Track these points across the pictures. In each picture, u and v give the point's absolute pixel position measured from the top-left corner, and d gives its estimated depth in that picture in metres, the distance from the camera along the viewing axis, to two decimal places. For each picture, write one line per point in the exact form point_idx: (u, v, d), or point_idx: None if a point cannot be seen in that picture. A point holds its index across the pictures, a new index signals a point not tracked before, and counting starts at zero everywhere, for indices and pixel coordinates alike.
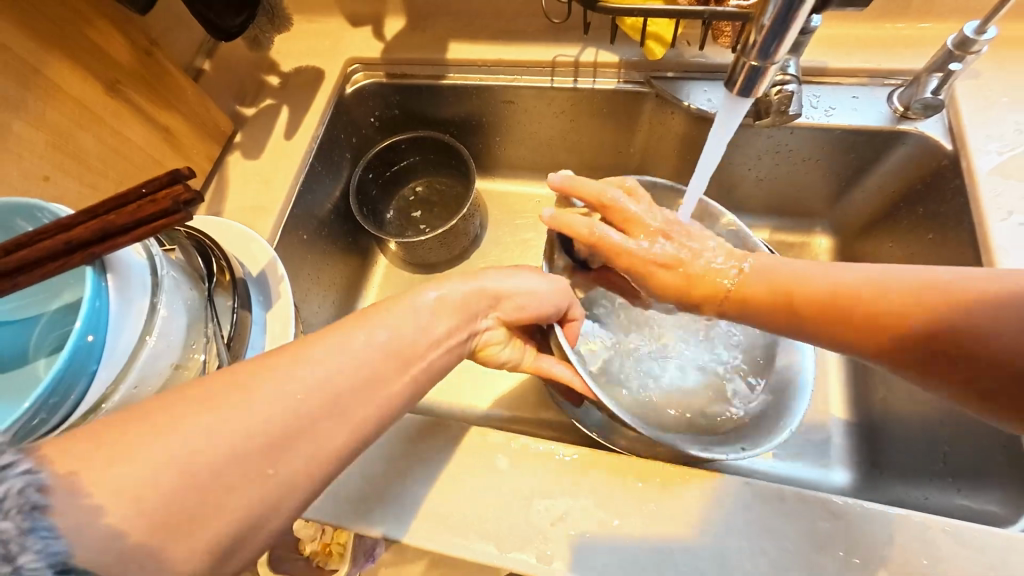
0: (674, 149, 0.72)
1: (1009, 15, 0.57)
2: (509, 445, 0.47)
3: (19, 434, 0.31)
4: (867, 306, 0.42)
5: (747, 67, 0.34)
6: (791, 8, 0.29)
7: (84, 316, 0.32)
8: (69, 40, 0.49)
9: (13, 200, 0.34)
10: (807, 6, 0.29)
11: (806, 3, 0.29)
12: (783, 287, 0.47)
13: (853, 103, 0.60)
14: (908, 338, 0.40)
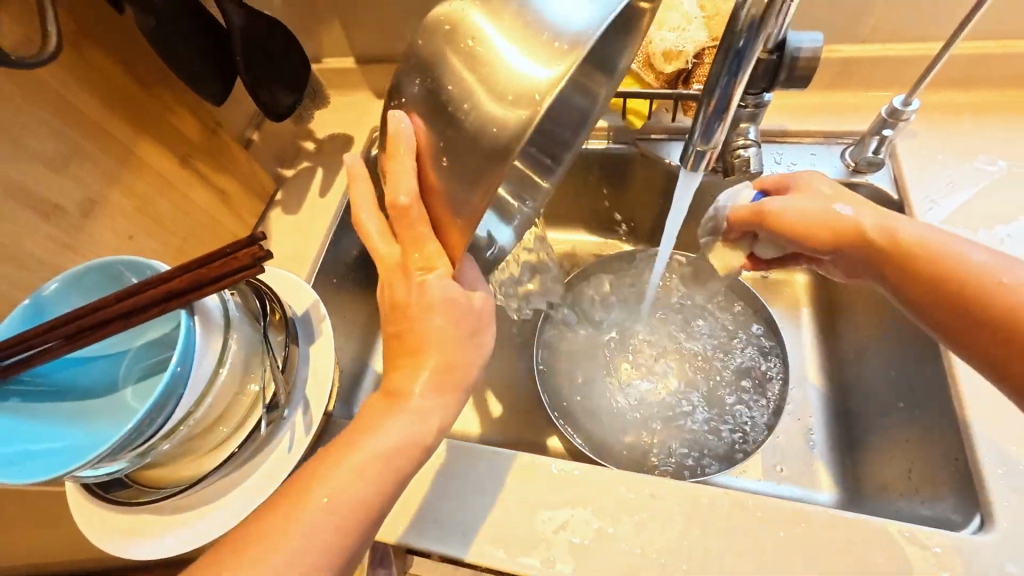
0: (659, 199, 0.82)
1: (937, 85, 0.66)
2: (517, 462, 0.53)
3: (121, 444, 0.39)
4: (975, 286, 0.44)
5: (695, 148, 0.43)
6: (727, 98, 0.39)
7: (179, 351, 0.41)
8: (158, 125, 0.59)
9: (129, 257, 0.44)
10: (737, 98, 0.40)
11: (736, 96, 0.39)
12: (926, 246, 0.47)
13: (812, 159, 0.69)
14: (999, 366, 0.43)
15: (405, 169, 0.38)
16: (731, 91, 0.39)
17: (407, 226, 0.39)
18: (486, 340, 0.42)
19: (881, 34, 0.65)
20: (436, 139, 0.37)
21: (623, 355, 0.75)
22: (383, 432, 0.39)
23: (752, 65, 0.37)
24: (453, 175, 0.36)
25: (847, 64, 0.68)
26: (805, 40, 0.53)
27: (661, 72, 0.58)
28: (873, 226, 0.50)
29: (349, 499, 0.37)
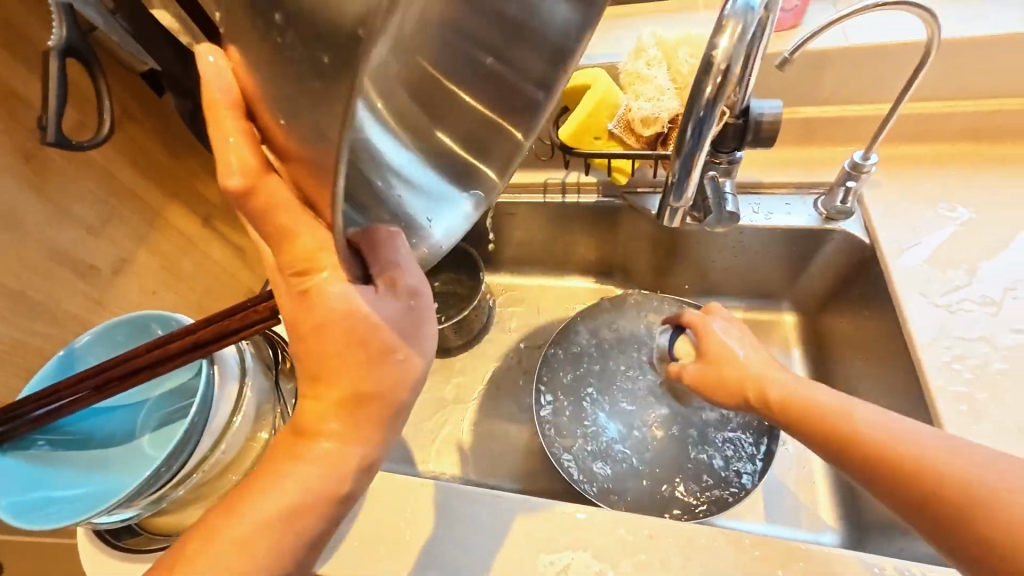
0: (648, 247, 0.87)
1: (897, 140, 0.72)
2: (519, 505, 0.54)
3: (137, 490, 0.41)
4: (851, 428, 0.41)
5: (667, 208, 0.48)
6: (689, 164, 0.44)
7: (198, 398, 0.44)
8: (185, 190, 0.65)
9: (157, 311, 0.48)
10: (699, 164, 0.44)
11: (698, 163, 0.44)
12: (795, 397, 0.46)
13: (787, 208, 0.75)
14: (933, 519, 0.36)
15: (243, 145, 0.29)
16: (694, 159, 0.44)
17: (281, 218, 0.30)
18: (414, 355, 0.37)
19: (838, 97, 0.73)
20: (266, 96, 0.24)
21: (621, 398, 0.77)
22: (284, 489, 0.36)
23: (712, 137, 0.42)
24: (295, 88, 0.22)
25: (810, 123, 0.74)
26: (766, 107, 0.59)
27: (641, 135, 0.64)
28: (758, 367, 0.50)
29: (291, 552, 0.36)
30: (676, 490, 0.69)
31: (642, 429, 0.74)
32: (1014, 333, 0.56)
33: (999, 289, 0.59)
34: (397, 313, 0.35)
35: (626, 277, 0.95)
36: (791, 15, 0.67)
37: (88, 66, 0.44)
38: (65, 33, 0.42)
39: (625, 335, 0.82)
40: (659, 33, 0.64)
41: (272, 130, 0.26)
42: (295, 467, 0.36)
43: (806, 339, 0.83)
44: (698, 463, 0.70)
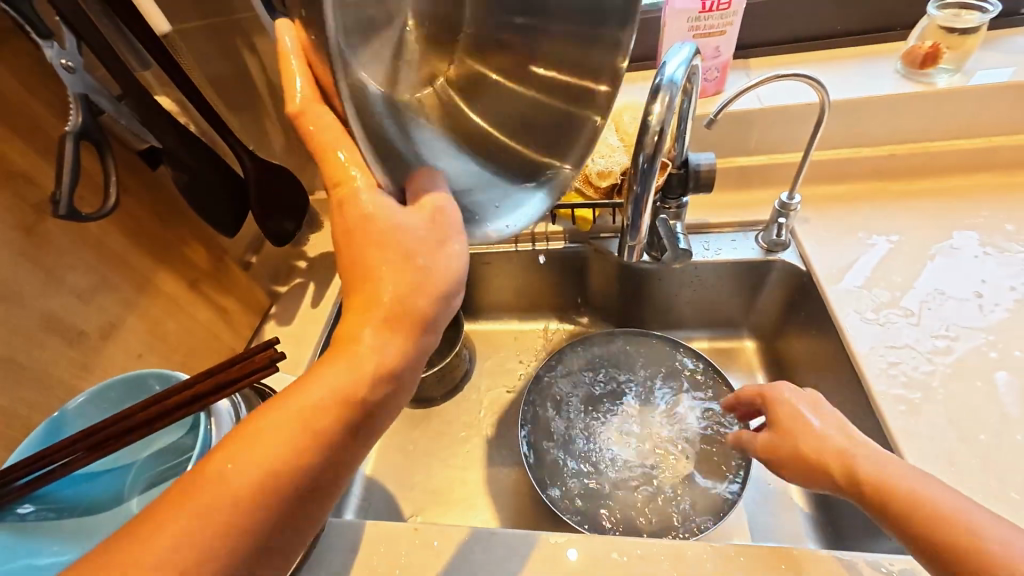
0: (615, 288, 0.94)
1: (819, 182, 0.84)
2: (515, 540, 0.55)
3: None
4: (927, 514, 0.41)
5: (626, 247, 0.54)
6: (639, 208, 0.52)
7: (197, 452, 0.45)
8: (173, 256, 0.68)
9: (158, 370, 0.50)
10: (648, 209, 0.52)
11: (647, 208, 0.52)
12: (884, 475, 0.44)
13: (733, 244, 0.84)
14: None
15: (304, 80, 0.35)
16: (644, 202, 0.51)
17: (331, 140, 0.35)
18: (447, 265, 0.38)
19: (761, 148, 0.84)
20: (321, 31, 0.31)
21: (604, 429, 0.80)
22: (313, 387, 0.35)
23: (655, 183, 0.50)
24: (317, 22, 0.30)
25: (742, 171, 0.86)
26: (702, 158, 0.69)
27: (598, 186, 0.73)
28: (837, 444, 0.48)
29: (304, 464, 0.33)
30: (669, 508, 0.71)
31: (629, 455, 0.76)
32: (933, 339, 0.64)
33: (916, 301, 0.68)
34: (437, 226, 0.38)
35: (599, 316, 1.01)
36: (713, 84, 0.80)
37: (98, 145, 0.50)
38: (80, 119, 0.49)
39: (611, 364, 0.85)
40: None
41: (323, 67, 0.32)
42: (295, 398, 0.34)
43: (766, 362, 0.90)
44: (686, 482, 0.73)
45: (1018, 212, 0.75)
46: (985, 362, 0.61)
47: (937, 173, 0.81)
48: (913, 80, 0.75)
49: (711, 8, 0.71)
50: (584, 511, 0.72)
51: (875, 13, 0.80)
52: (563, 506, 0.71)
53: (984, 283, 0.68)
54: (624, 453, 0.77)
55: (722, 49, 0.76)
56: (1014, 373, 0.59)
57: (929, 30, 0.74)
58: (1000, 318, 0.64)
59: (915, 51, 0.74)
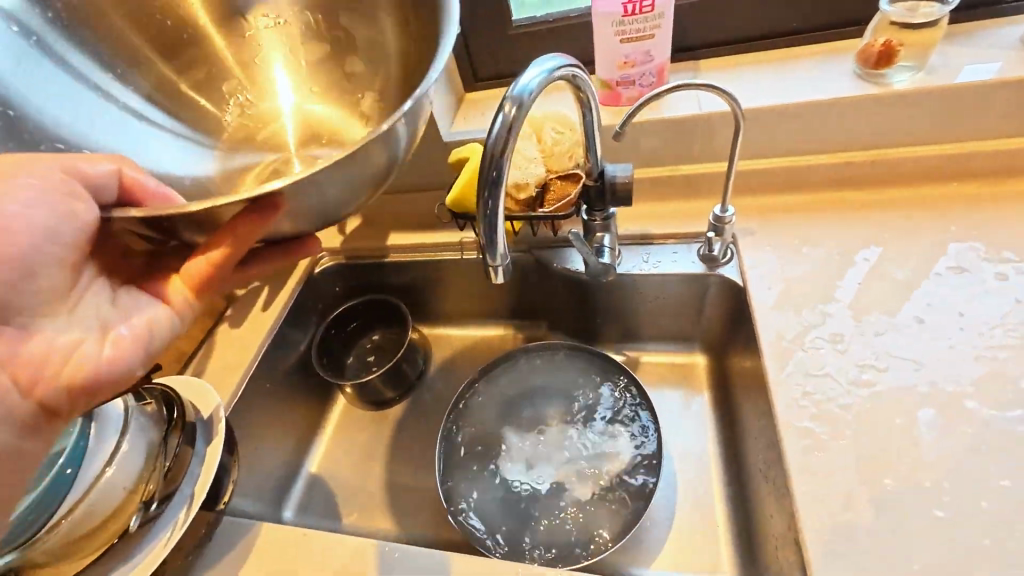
0: (561, 297, 0.92)
1: (773, 190, 0.78)
2: (388, 556, 0.56)
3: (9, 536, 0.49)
4: None
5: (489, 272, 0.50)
6: (492, 239, 0.48)
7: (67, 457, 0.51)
8: None
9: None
10: (503, 238, 0.49)
11: (501, 238, 0.48)
12: None
13: (674, 256, 0.80)
14: None
15: None
16: (497, 217, 0.47)
17: None
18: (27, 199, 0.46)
19: (707, 155, 0.80)
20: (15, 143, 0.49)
21: (533, 450, 0.81)
22: None
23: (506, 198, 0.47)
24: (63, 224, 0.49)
25: (687, 179, 0.81)
26: (619, 170, 0.67)
27: (517, 198, 0.71)
28: None
29: None
30: (579, 531, 0.73)
31: (553, 475, 0.79)
32: (856, 368, 0.59)
33: (848, 325, 0.63)
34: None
35: (550, 325, 0.99)
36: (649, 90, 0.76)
37: None
38: None
39: (553, 383, 0.86)
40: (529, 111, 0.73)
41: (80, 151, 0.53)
42: None
43: (712, 379, 0.86)
44: (602, 506, 0.74)
45: (990, 227, 0.67)
46: (908, 396, 0.55)
47: (903, 182, 0.73)
48: (868, 81, 0.69)
49: (634, 11, 0.67)
50: (502, 531, 0.75)
51: (835, 7, 0.73)
52: (483, 527, 0.74)
53: (929, 307, 0.62)
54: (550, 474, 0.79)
55: (653, 53, 0.72)
56: (940, 411, 0.54)
57: (880, 27, 0.67)
58: (938, 348, 0.58)
59: (868, 49, 0.68)
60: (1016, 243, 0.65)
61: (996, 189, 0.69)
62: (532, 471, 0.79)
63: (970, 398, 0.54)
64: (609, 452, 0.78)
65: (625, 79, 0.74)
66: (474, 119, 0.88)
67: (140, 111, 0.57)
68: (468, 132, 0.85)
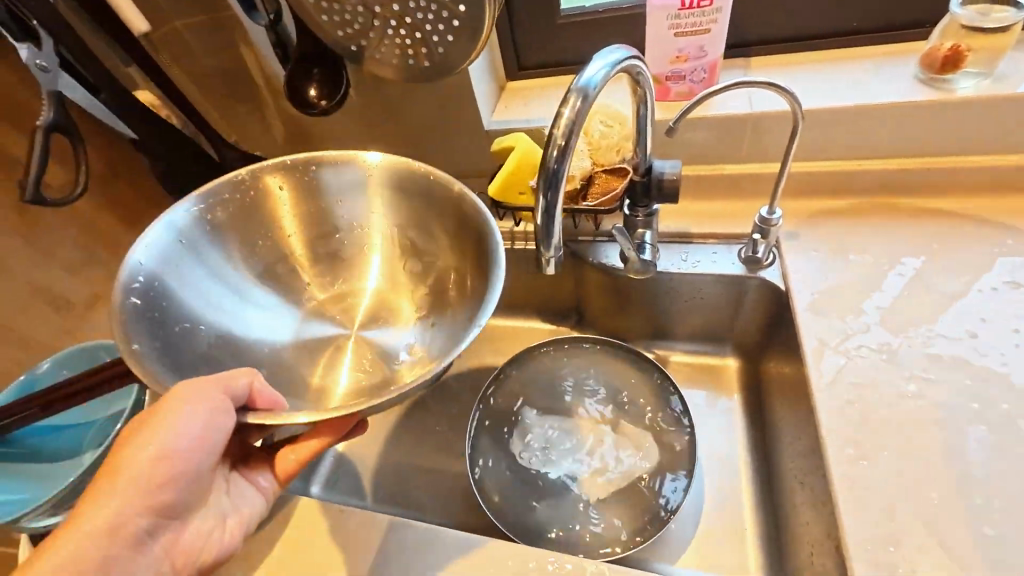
0: (594, 293, 0.92)
1: (821, 195, 0.77)
2: (426, 537, 0.56)
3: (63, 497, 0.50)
4: None
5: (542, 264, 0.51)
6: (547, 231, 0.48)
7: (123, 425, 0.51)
8: None
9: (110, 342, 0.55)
10: (557, 230, 0.49)
11: (556, 230, 0.49)
12: None
13: (714, 256, 0.79)
14: None
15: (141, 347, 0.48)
16: (556, 207, 0.47)
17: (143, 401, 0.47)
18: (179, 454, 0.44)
19: (755, 156, 0.78)
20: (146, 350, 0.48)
21: (558, 444, 0.82)
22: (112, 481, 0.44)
23: (566, 188, 0.47)
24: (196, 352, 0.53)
25: (731, 179, 0.80)
26: (667, 167, 0.66)
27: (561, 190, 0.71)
28: None
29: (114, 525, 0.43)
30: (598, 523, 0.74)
31: (575, 465, 0.79)
32: (904, 380, 0.58)
33: (896, 337, 0.61)
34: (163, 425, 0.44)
35: (580, 320, 0.99)
36: (699, 86, 0.75)
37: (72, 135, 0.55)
38: (52, 114, 0.52)
39: (579, 374, 0.87)
40: None
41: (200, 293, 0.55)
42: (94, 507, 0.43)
43: (744, 383, 0.85)
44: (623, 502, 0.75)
45: None
46: (959, 411, 0.54)
47: (957, 193, 0.71)
48: (930, 86, 0.67)
49: (691, 5, 0.66)
50: (522, 517, 0.76)
51: (899, 7, 0.71)
52: (505, 511, 0.75)
53: (982, 322, 0.60)
54: (571, 464, 0.80)
55: (707, 49, 0.70)
56: (991, 428, 0.53)
57: (947, 30, 0.65)
58: (990, 364, 0.57)
59: (934, 54, 0.65)
60: None
61: None
62: (557, 464, 0.80)
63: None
64: (633, 446, 0.79)
65: (675, 73, 0.73)
66: (515, 108, 0.87)
67: (251, 296, 0.58)
68: (509, 121, 0.85)
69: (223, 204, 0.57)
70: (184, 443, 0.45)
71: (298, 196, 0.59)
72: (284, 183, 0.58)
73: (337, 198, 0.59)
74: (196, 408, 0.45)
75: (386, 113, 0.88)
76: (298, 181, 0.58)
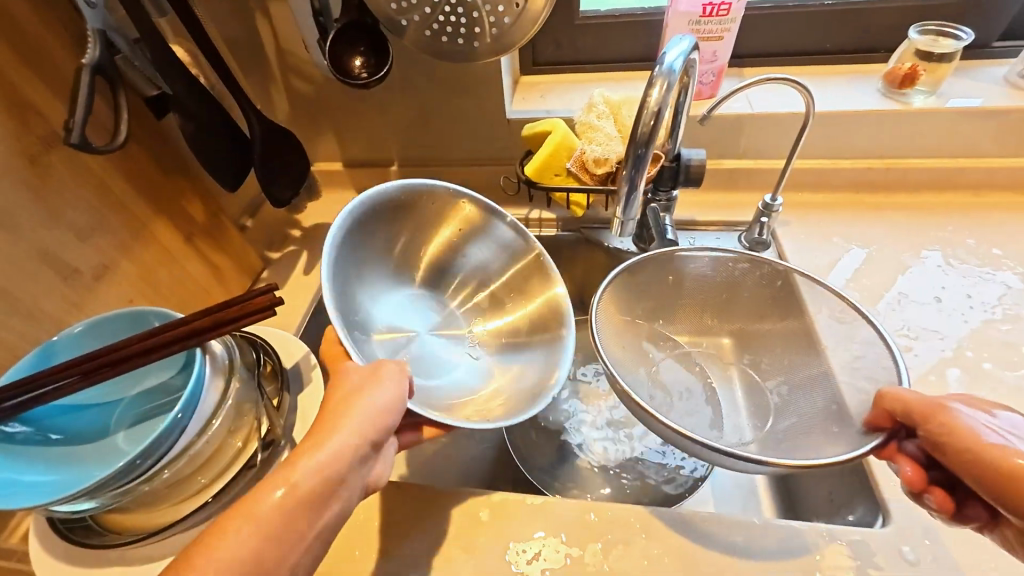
0: (603, 278, 0.97)
1: (802, 189, 0.88)
2: (494, 503, 0.58)
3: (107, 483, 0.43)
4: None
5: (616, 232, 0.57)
6: (629, 204, 0.55)
7: (184, 397, 0.46)
8: (171, 208, 0.68)
9: (157, 308, 0.50)
10: (637, 203, 0.55)
11: (636, 203, 0.55)
12: None
13: (718, 241, 0.88)
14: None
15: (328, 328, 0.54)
16: (638, 182, 0.53)
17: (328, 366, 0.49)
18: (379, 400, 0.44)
19: (751, 153, 0.89)
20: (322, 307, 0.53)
21: (574, 412, 0.86)
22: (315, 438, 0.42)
23: (648, 166, 0.53)
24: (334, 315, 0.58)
25: (729, 173, 0.90)
26: (693, 154, 0.73)
27: (594, 173, 0.75)
28: None
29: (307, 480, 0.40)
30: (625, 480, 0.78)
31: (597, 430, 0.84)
32: (895, 337, 0.68)
33: (882, 304, 0.72)
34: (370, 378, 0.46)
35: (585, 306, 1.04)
36: (708, 87, 0.83)
37: (112, 81, 0.53)
38: (96, 54, 0.50)
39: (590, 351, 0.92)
40: (606, 94, 0.77)
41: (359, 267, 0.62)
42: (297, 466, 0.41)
43: None
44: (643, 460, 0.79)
45: (981, 228, 0.80)
46: (939, 359, 0.65)
47: (909, 190, 0.86)
48: (893, 99, 0.81)
49: (710, 13, 0.75)
50: (554, 480, 0.78)
51: (864, 34, 0.85)
52: (537, 474, 0.78)
53: (944, 290, 0.73)
54: (594, 429, 0.84)
55: (718, 54, 0.79)
56: (965, 371, 0.64)
57: (906, 54, 0.79)
58: (955, 322, 0.69)
59: (895, 72, 0.79)
60: (1004, 241, 0.78)
61: (983, 199, 0.84)
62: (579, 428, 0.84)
63: (987, 362, 0.65)
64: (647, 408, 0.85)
65: None
66: (532, 99, 0.91)
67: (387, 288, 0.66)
68: (531, 110, 0.88)
69: (418, 195, 0.66)
70: (388, 401, 0.45)
71: (475, 226, 0.70)
72: (464, 211, 0.69)
73: (485, 245, 0.70)
74: (395, 374, 0.47)
75: (407, 96, 0.88)
76: (476, 213, 0.69)
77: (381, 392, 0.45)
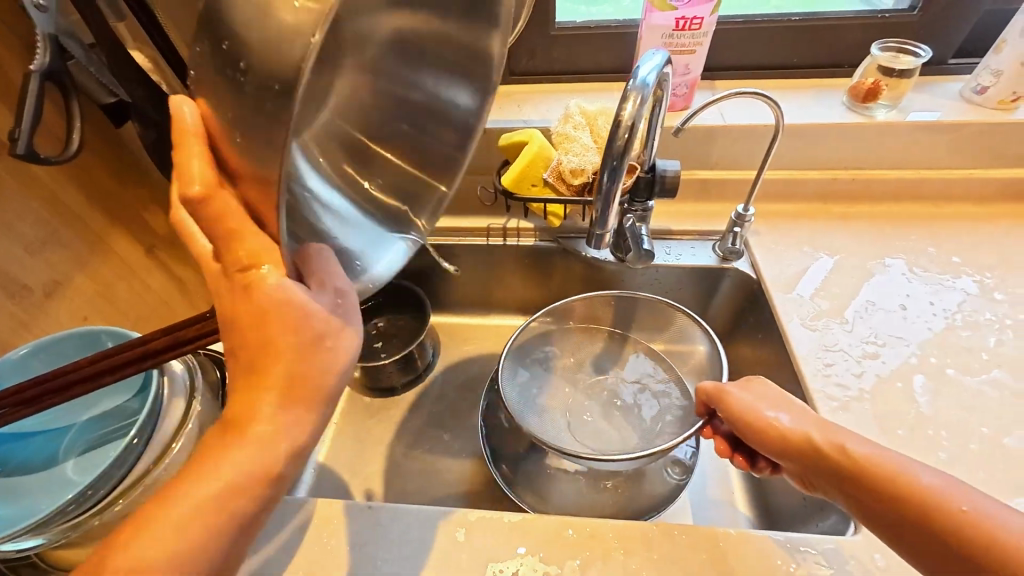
0: (580, 287, 0.98)
1: (774, 200, 0.90)
2: (471, 522, 0.56)
3: (53, 515, 0.41)
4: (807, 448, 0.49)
5: (593, 244, 0.57)
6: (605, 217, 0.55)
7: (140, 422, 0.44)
8: (131, 219, 0.65)
9: (113, 328, 0.50)
10: (614, 216, 0.55)
11: (612, 217, 0.55)
12: (879, 463, 0.45)
13: (693, 251, 0.89)
14: (870, 496, 0.45)
15: (205, 165, 0.33)
16: (613, 194, 0.53)
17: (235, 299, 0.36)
18: (345, 343, 0.38)
19: (724, 163, 0.90)
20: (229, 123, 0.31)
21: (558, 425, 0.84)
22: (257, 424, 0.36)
23: (623, 178, 0.53)
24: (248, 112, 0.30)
25: (703, 184, 0.91)
26: (668, 166, 0.74)
27: (570, 183, 0.75)
28: (821, 437, 0.49)
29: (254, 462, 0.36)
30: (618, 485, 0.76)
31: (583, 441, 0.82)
32: (862, 345, 0.70)
33: (850, 311, 0.74)
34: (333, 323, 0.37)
35: None
36: (681, 99, 0.85)
37: (64, 88, 0.51)
38: (48, 60, 0.49)
39: (563, 364, 0.91)
40: (583, 105, 0.78)
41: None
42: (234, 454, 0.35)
43: None
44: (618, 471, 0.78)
45: (941, 238, 0.83)
46: (905, 366, 0.67)
47: (876, 199, 0.89)
48: (857, 112, 0.83)
49: (683, 27, 0.76)
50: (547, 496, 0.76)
51: (828, 49, 0.88)
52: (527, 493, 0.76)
53: (908, 297, 0.75)
54: (580, 440, 0.82)
55: (691, 67, 0.81)
56: (929, 377, 0.66)
57: (868, 69, 0.82)
58: (919, 328, 0.71)
59: (860, 86, 0.82)
60: (963, 250, 0.81)
61: (942, 209, 0.87)
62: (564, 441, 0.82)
63: (950, 367, 0.67)
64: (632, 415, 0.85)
65: None
66: (509, 108, 0.91)
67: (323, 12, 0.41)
68: (507, 120, 0.87)
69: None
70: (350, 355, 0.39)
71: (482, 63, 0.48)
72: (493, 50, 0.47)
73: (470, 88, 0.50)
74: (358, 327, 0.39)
75: None
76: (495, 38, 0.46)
77: (345, 343, 0.38)
